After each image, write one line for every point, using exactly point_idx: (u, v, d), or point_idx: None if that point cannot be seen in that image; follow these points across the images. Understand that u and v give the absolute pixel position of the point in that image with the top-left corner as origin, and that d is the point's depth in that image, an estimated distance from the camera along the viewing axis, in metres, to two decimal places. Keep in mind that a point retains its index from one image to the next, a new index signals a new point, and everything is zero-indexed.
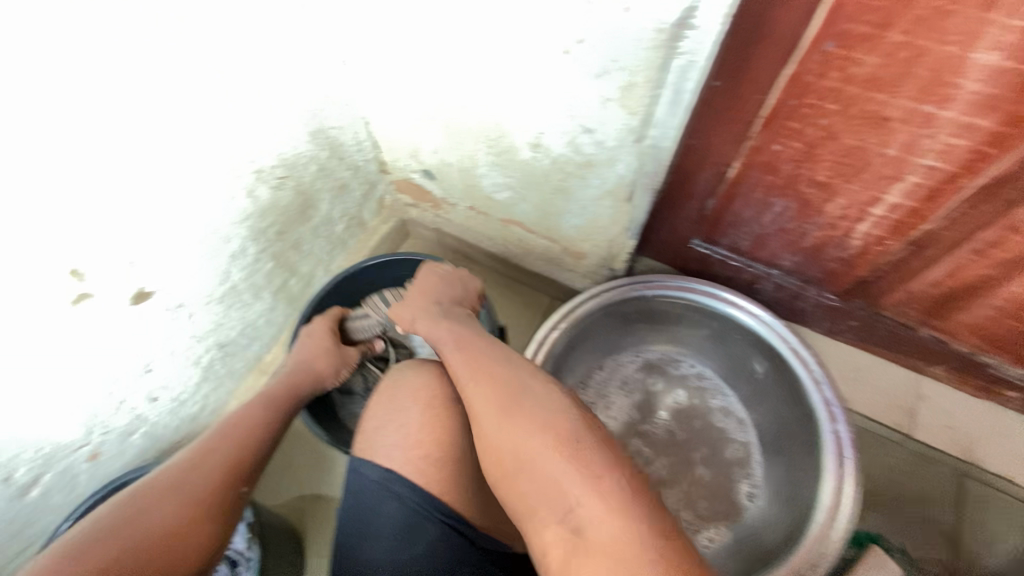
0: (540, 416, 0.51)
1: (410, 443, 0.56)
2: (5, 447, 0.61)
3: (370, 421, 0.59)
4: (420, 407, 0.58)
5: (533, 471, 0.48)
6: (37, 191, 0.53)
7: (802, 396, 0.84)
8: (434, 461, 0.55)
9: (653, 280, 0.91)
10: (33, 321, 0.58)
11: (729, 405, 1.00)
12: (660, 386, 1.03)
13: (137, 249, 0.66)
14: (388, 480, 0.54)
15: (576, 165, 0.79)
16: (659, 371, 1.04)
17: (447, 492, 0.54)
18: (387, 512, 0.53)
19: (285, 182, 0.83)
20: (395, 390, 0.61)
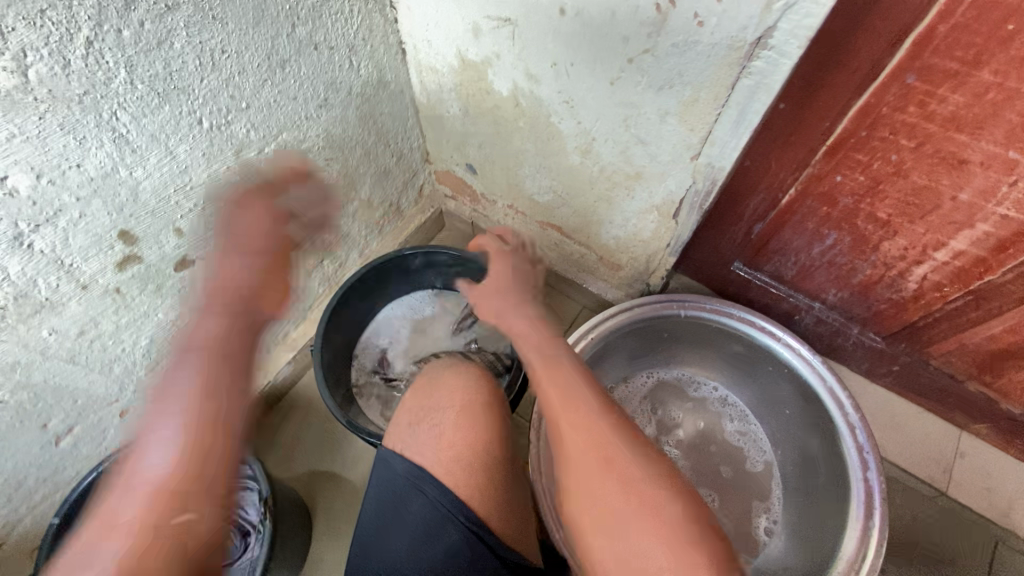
0: (596, 429, 0.48)
1: (445, 444, 0.56)
2: (42, 396, 0.63)
3: (404, 415, 0.60)
4: (456, 410, 0.58)
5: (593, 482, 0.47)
6: (99, 152, 0.54)
7: (835, 439, 0.80)
8: (467, 465, 0.54)
9: (689, 300, 0.89)
10: (82, 278, 0.59)
11: (748, 430, 0.97)
12: (675, 410, 1.00)
13: (184, 218, 0.66)
14: (416, 477, 0.54)
15: (625, 176, 0.77)
16: (674, 394, 1.01)
17: (476, 500, 0.53)
18: (414, 509, 0.53)
19: (332, 164, 0.83)
20: (429, 388, 0.62)
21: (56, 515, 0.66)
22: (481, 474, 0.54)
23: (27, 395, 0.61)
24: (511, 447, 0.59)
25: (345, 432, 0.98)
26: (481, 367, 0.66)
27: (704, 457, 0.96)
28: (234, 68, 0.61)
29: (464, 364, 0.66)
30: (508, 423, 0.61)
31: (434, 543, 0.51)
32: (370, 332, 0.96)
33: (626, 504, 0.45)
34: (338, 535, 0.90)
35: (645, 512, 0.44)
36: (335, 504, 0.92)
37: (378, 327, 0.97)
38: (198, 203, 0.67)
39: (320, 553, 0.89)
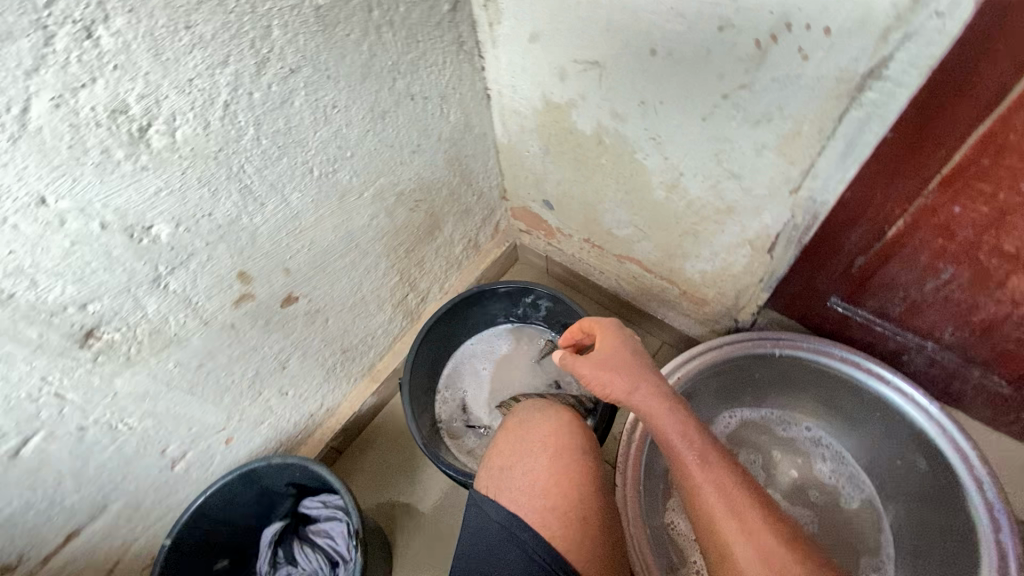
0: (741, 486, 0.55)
1: (537, 491, 0.55)
2: (163, 424, 0.68)
3: (496, 458, 0.60)
4: (548, 454, 0.58)
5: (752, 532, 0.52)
6: (228, 201, 0.60)
7: (957, 494, 0.72)
8: (563, 514, 0.54)
9: (784, 338, 0.84)
10: (205, 315, 0.65)
11: (848, 474, 0.89)
12: (763, 453, 0.93)
13: (293, 258, 0.71)
14: (512, 525, 0.53)
15: (715, 210, 0.75)
16: (760, 436, 0.94)
17: (571, 550, 0.52)
18: (508, 560, 0.52)
19: (420, 205, 0.87)
20: (520, 431, 0.62)
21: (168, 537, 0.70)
22: (574, 522, 0.53)
23: (152, 421, 0.66)
24: (603, 490, 0.58)
25: (424, 465, 0.99)
26: (568, 408, 0.65)
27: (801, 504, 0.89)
28: (342, 120, 0.66)
29: (550, 406, 0.65)
30: (600, 467, 0.60)
31: None
32: (446, 369, 0.97)
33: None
34: (418, 568, 0.90)
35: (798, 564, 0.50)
36: (415, 537, 0.93)
37: (456, 366, 0.98)
38: (305, 244, 0.72)
39: None
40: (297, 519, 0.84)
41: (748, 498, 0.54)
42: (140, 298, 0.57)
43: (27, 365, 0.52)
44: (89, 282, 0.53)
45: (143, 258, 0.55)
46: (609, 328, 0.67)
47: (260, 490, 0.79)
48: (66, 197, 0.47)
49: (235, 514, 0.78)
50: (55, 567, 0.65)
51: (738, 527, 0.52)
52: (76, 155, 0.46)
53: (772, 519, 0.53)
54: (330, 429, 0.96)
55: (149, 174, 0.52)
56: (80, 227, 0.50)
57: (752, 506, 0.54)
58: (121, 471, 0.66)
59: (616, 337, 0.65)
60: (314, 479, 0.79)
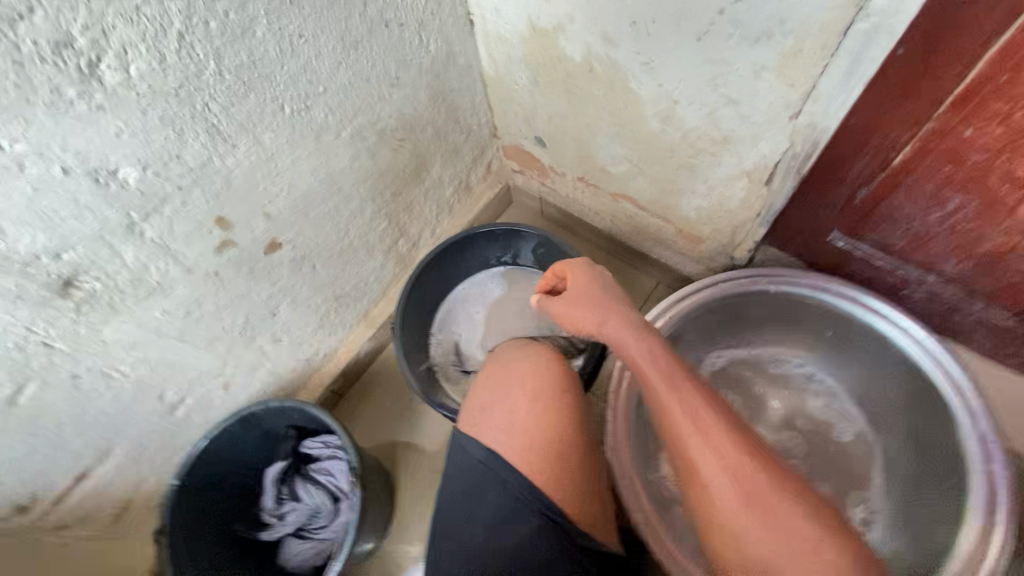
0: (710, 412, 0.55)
1: (516, 429, 0.55)
2: (158, 371, 0.69)
3: (475, 399, 0.60)
4: (528, 394, 0.57)
5: (720, 454, 0.53)
6: (196, 142, 0.57)
7: (945, 420, 0.73)
8: (541, 450, 0.54)
9: (780, 274, 0.82)
10: (187, 262, 0.64)
11: (839, 409, 0.91)
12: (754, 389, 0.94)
13: (273, 202, 0.69)
14: (494, 464, 0.54)
15: (712, 140, 0.71)
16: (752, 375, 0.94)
17: (551, 484, 0.53)
18: (490, 496, 0.53)
19: (404, 144, 0.83)
20: (501, 370, 0.61)
21: (175, 477, 0.73)
22: (557, 459, 0.54)
23: (147, 369, 0.67)
24: (588, 427, 0.59)
25: (422, 407, 1.01)
26: (548, 345, 0.65)
27: (790, 439, 0.90)
28: (311, 52, 0.62)
29: (530, 344, 0.65)
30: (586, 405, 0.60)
31: (512, 527, 0.52)
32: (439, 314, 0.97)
33: (772, 533, 0.49)
34: (421, 501, 0.95)
35: (764, 483, 0.51)
36: (415, 475, 0.96)
37: (448, 312, 0.97)
38: (285, 187, 0.69)
39: (405, 517, 0.94)
40: (299, 458, 0.85)
41: (719, 422, 0.54)
42: (116, 246, 0.56)
43: (10, 315, 0.52)
44: (59, 231, 0.52)
45: (114, 205, 0.54)
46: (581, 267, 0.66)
47: (262, 433, 0.82)
48: (20, 140, 0.45)
49: (239, 456, 0.81)
50: (69, 508, 0.68)
51: (706, 452, 0.53)
52: (24, 95, 0.44)
53: (741, 441, 0.53)
54: (328, 373, 0.97)
55: (107, 114, 0.49)
56: (41, 172, 0.48)
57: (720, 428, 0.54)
58: (122, 417, 0.68)
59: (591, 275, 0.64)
60: (313, 421, 0.81)
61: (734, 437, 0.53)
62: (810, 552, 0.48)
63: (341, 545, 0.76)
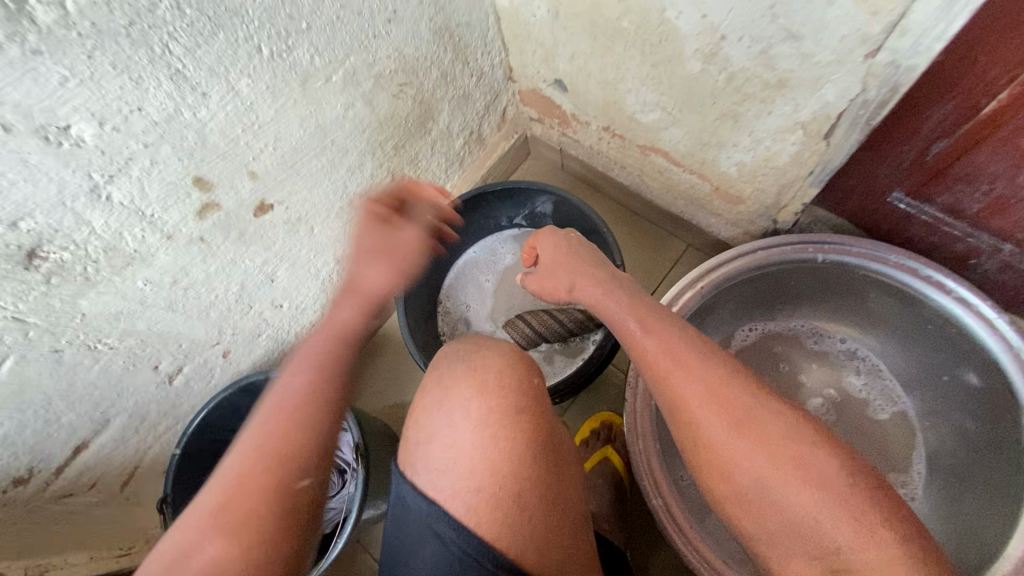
0: (701, 358, 0.55)
1: (458, 472, 0.47)
2: (148, 342, 0.65)
3: (413, 427, 0.51)
4: (474, 425, 0.48)
5: (716, 397, 0.53)
6: (158, 91, 0.50)
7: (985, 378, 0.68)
8: (490, 499, 0.46)
9: (828, 242, 0.72)
10: (165, 228, 0.58)
11: (882, 389, 0.82)
12: (787, 366, 0.85)
13: (258, 159, 0.62)
14: (430, 517, 0.46)
15: (764, 85, 0.60)
16: (784, 352, 0.86)
17: (503, 539, 0.45)
18: (426, 555, 0.45)
19: (406, 90, 0.74)
20: (443, 394, 0.51)
21: (177, 447, 0.71)
22: (508, 504, 0.46)
23: (135, 340, 0.63)
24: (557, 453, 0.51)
25: None
26: (507, 352, 0.54)
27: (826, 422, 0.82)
28: None
29: (481, 350, 0.54)
30: (553, 431, 0.51)
31: None
32: (449, 287, 0.91)
33: (779, 468, 0.50)
34: None
35: (762, 418, 0.52)
36: None
37: (457, 283, 0.91)
38: (269, 142, 0.62)
39: None
40: None
41: (707, 366, 0.55)
42: (80, 212, 0.51)
43: None
44: (11, 198, 0.46)
45: (70, 165, 0.48)
46: (554, 240, 0.74)
47: None
48: None
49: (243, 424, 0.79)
50: (70, 477, 0.67)
51: (714, 408, 0.53)
52: None
53: (735, 382, 0.54)
54: None
55: (46, 60, 0.42)
56: None
57: (711, 372, 0.54)
58: (115, 389, 0.65)
59: (563, 242, 0.73)
60: None
61: (737, 386, 0.54)
62: (813, 484, 0.49)
63: (345, 521, 0.74)
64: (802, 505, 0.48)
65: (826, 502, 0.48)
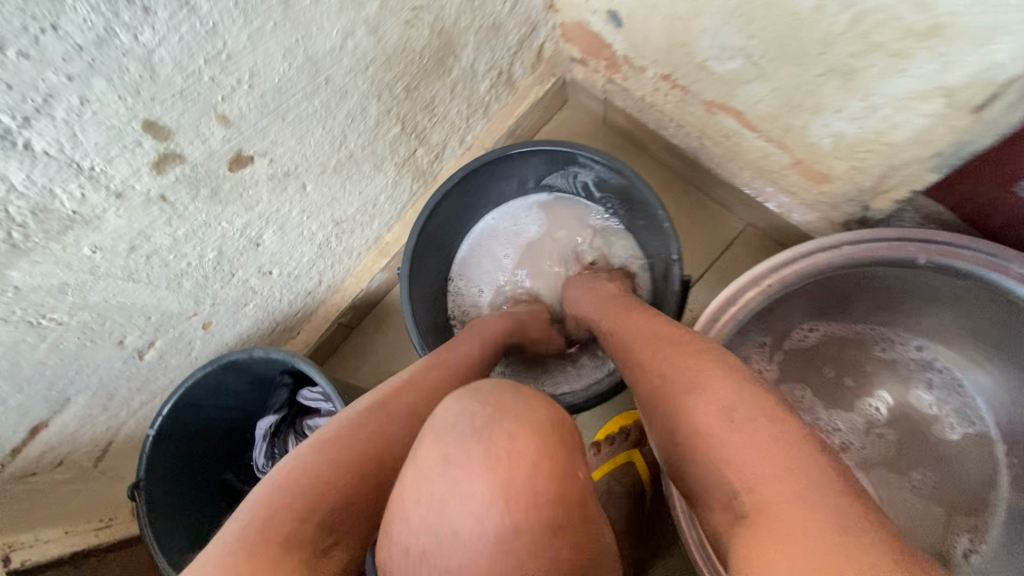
0: (670, 342, 0.48)
1: None
2: (108, 315, 0.55)
3: (400, 525, 0.33)
4: (488, 545, 0.31)
5: (673, 370, 0.45)
6: (78, 3, 0.36)
7: None
8: None
9: (937, 241, 0.58)
10: (113, 184, 0.46)
11: (957, 407, 0.68)
12: (848, 377, 0.72)
13: (228, 99, 0.49)
14: None
15: (906, 32, 0.44)
16: (846, 360, 0.72)
17: None
18: None
19: (421, 16, 0.58)
20: (444, 482, 0.32)
21: (151, 428, 0.64)
22: None
23: (90, 314, 0.54)
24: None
25: None
26: (552, 438, 0.33)
27: (875, 439, 0.70)
28: None
29: (511, 419, 0.34)
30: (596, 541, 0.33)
31: None
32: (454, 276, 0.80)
33: (734, 437, 0.38)
34: None
35: (714, 382, 0.42)
36: None
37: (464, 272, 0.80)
38: (243, 79, 0.48)
39: None
40: (296, 409, 0.73)
41: (670, 343, 0.48)
42: None
43: None
44: None
45: None
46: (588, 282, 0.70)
47: (252, 378, 0.70)
48: None
49: (228, 401, 0.70)
50: (31, 456, 0.59)
51: (652, 364, 0.48)
52: None
53: (695, 355, 0.45)
54: (334, 306, 0.83)
55: None
56: None
57: (675, 348, 0.47)
58: (72, 366, 0.56)
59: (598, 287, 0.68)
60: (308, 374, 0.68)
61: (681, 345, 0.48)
62: (775, 457, 0.37)
63: None
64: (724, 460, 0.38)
65: (755, 451, 0.37)
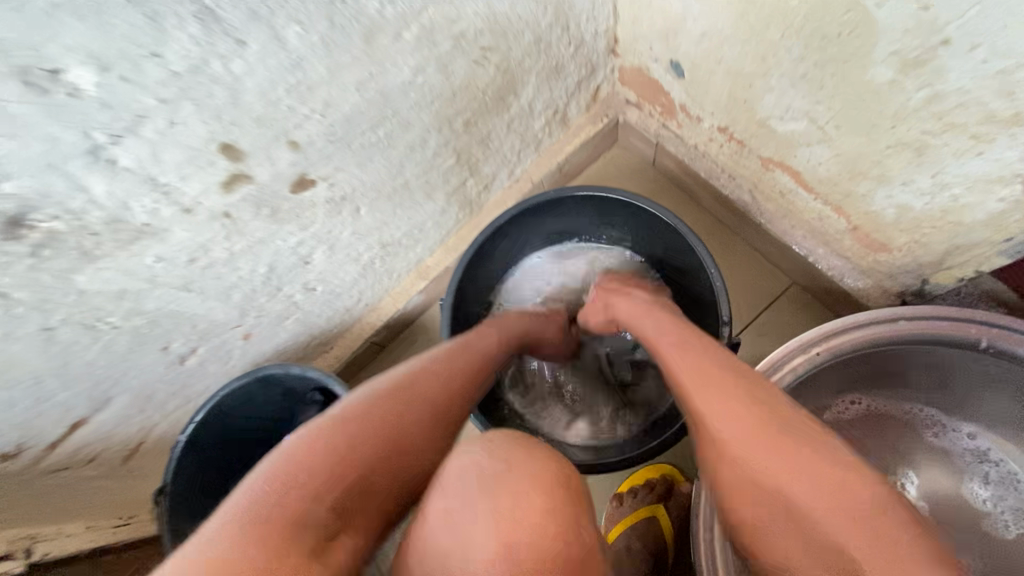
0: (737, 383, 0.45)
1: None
2: (159, 321, 0.56)
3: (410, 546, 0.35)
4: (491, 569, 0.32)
5: (749, 417, 0.42)
6: (180, 34, 0.37)
7: None
8: None
9: (1002, 327, 0.55)
10: (183, 200, 0.48)
11: (1016, 504, 0.62)
12: (897, 464, 0.66)
13: (299, 125, 0.50)
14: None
15: (986, 117, 0.43)
16: (888, 445, 0.67)
17: None
18: None
19: (489, 56, 0.60)
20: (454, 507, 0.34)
21: (183, 434, 0.64)
22: None
23: (143, 319, 0.55)
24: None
25: None
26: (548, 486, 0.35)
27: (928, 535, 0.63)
28: None
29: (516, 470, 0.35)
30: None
31: None
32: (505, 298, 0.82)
33: (820, 499, 0.37)
34: None
35: (796, 438, 0.40)
36: None
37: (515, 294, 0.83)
38: (317, 108, 0.50)
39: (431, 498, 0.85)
40: None
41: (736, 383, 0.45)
42: (77, 177, 0.40)
43: None
44: None
45: (64, 121, 0.37)
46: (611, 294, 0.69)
47: (285, 392, 0.71)
48: None
49: (260, 413, 0.71)
50: (71, 449, 0.61)
51: (717, 404, 0.44)
52: None
53: (769, 406, 0.43)
54: (370, 324, 0.84)
55: None
56: None
57: (740, 391, 0.44)
58: (118, 367, 0.57)
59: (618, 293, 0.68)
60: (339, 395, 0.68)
61: (754, 389, 0.45)
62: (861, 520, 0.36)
63: None
64: (811, 518, 0.37)
65: (863, 537, 0.36)
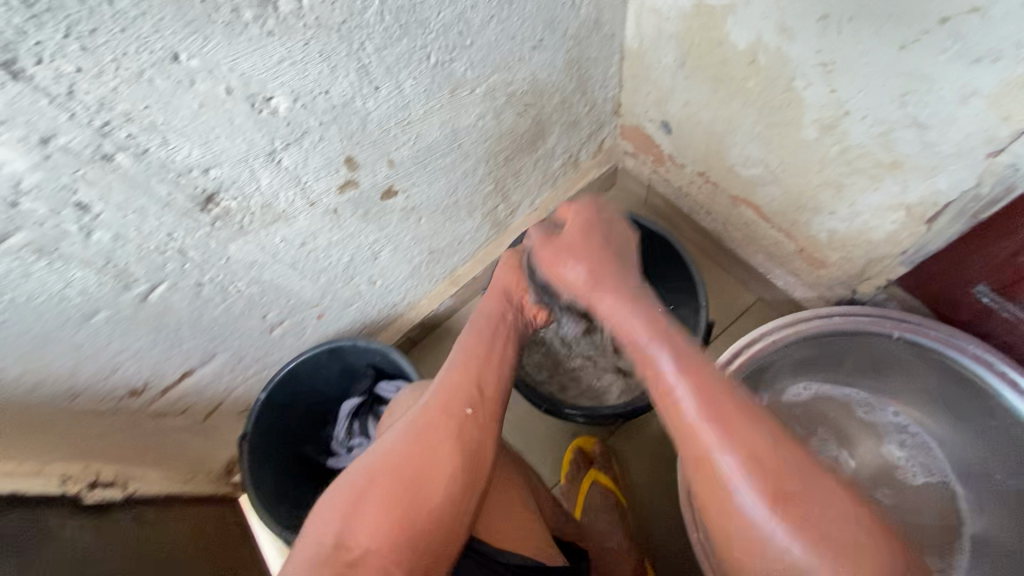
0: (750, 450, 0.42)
1: None
2: (266, 292, 0.72)
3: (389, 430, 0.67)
4: None
5: (768, 488, 0.41)
6: (344, 80, 0.57)
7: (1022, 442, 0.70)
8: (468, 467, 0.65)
9: (907, 320, 0.73)
10: (312, 195, 0.65)
11: (924, 460, 0.80)
12: (839, 434, 0.84)
13: (396, 148, 0.68)
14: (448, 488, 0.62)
15: (877, 164, 0.64)
16: (831, 420, 0.84)
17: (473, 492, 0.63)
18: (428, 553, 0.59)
19: (529, 109, 0.80)
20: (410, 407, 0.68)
21: (263, 392, 0.78)
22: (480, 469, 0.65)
23: (257, 288, 0.71)
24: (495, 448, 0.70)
25: None
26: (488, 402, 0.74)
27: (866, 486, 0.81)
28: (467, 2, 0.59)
29: None
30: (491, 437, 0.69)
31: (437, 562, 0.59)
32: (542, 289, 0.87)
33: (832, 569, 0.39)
34: None
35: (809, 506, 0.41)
36: None
37: None
38: (411, 137, 0.69)
39: None
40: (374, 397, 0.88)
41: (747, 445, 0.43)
42: (256, 170, 0.58)
43: (158, 219, 0.55)
44: (212, 148, 0.53)
45: (262, 130, 0.55)
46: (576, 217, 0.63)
47: (343, 366, 0.86)
48: (195, 57, 0.46)
49: (321, 382, 0.86)
50: (175, 396, 0.75)
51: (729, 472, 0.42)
52: (207, 12, 0.44)
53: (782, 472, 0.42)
54: (409, 321, 1.00)
55: (276, 40, 0.49)
56: (209, 91, 0.49)
57: (753, 456, 0.42)
58: (229, 327, 0.72)
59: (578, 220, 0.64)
60: (392, 365, 0.84)
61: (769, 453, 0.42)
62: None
63: None
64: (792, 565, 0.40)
65: None
